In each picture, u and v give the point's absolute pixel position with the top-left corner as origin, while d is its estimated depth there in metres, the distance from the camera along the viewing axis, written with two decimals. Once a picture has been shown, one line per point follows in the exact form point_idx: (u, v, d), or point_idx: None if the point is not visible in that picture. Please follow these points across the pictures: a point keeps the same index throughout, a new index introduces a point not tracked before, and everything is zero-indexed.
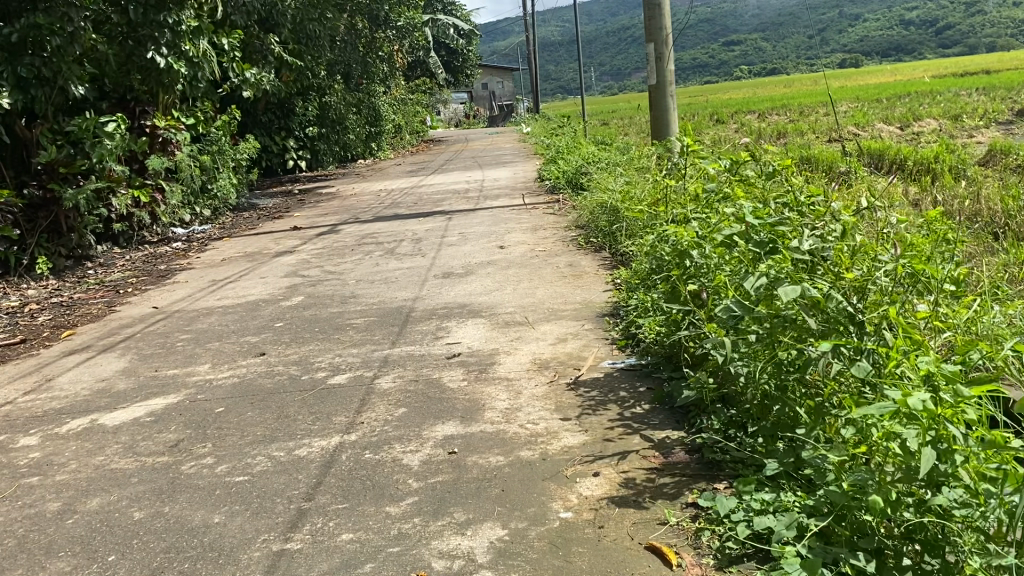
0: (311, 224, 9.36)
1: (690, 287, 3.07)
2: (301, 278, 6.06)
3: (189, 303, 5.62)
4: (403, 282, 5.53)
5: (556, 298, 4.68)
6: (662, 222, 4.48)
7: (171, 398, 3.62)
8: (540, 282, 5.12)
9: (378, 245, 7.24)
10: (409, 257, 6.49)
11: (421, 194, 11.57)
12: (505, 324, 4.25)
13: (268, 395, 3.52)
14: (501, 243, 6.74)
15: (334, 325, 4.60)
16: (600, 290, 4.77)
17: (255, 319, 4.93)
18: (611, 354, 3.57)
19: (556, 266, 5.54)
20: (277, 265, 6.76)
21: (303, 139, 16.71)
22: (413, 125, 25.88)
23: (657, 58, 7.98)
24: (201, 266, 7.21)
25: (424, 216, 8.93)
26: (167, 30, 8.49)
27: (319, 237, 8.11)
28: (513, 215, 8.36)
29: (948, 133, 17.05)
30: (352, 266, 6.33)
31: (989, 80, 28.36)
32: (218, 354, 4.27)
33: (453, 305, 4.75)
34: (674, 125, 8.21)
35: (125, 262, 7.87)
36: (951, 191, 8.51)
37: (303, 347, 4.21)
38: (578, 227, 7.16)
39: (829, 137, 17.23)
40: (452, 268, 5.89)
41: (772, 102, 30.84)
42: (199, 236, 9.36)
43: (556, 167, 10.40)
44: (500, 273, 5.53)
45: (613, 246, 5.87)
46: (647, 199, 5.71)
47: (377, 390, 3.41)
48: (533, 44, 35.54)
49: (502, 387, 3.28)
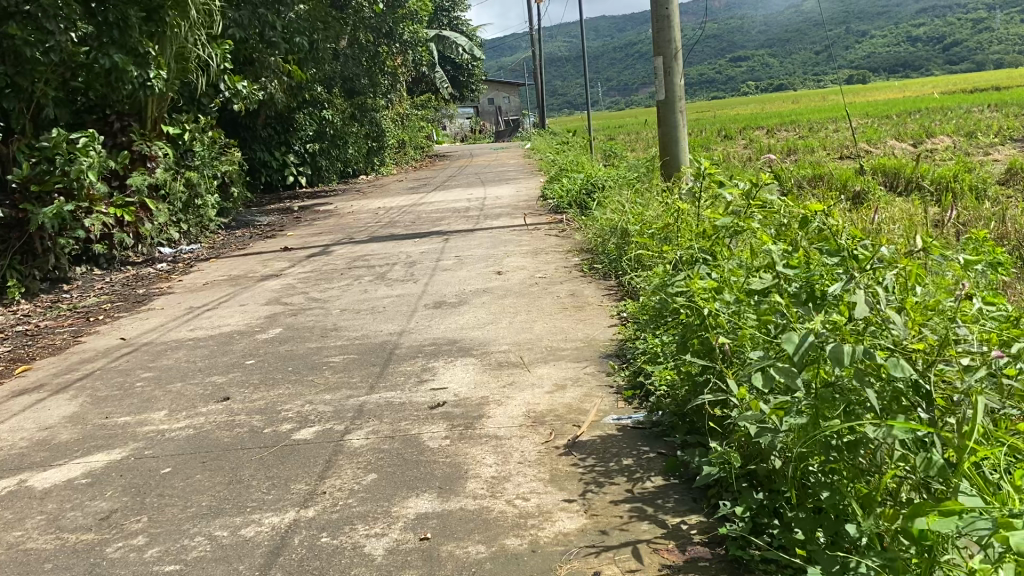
0: (303, 244, 8.95)
1: (714, 340, 2.64)
2: (282, 306, 5.63)
3: (159, 334, 5.20)
4: (391, 313, 5.09)
5: (556, 334, 4.24)
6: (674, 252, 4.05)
7: (115, 455, 3.18)
8: (538, 314, 4.69)
9: (369, 269, 6.82)
10: (400, 283, 6.07)
11: (420, 212, 11.18)
12: (498, 366, 3.81)
13: (222, 454, 3.08)
14: (500, 268, 6.32)
15: (310, 364, 4.16)
16: (605, 325, 4.33)
17: (226, 355, 4.50)
18: (616, 407, 3.12)
19: (557, 296, 5.12)
20: (260, 290, 6.34)
21: (303, 154, 16.34)
22: (418, 141, 25.56)
23: (666, 72, 7.57)
24: (181, 291, 6.79)
25: (421, 237, 8.51)
26: (114, 28, 8.04)
27: (309, 259, 7.69)
28: (514, 236, 7.94)
29: (962, 150, 16.67)
30: (338, 293, 5.90)
31: (1000, 97, 27.96)
32: (178, 398, 3.83)
33: (444, 342, 4.31)
34: (685, 144, 7.79)
35: (103, 285, 7.47)
36: (974, 213, 8.07)
37: (272, 391, 3.77)
38: (582, 251, 6.73)
39: (840, 154, 16.84)
40: (445, 296, 5.46)
41: (781, 117, 30.50)
42: (186, 256, 8.98)
43: (559, 186, 10.00)
44: (495, 303, 5.10)
45: (619, 273, 5.45)
46: (656, 224, 5.29)
47: (346, 449, 2.96)
48: (540, 61, 35.31)
49: (490, 448, 2.83)
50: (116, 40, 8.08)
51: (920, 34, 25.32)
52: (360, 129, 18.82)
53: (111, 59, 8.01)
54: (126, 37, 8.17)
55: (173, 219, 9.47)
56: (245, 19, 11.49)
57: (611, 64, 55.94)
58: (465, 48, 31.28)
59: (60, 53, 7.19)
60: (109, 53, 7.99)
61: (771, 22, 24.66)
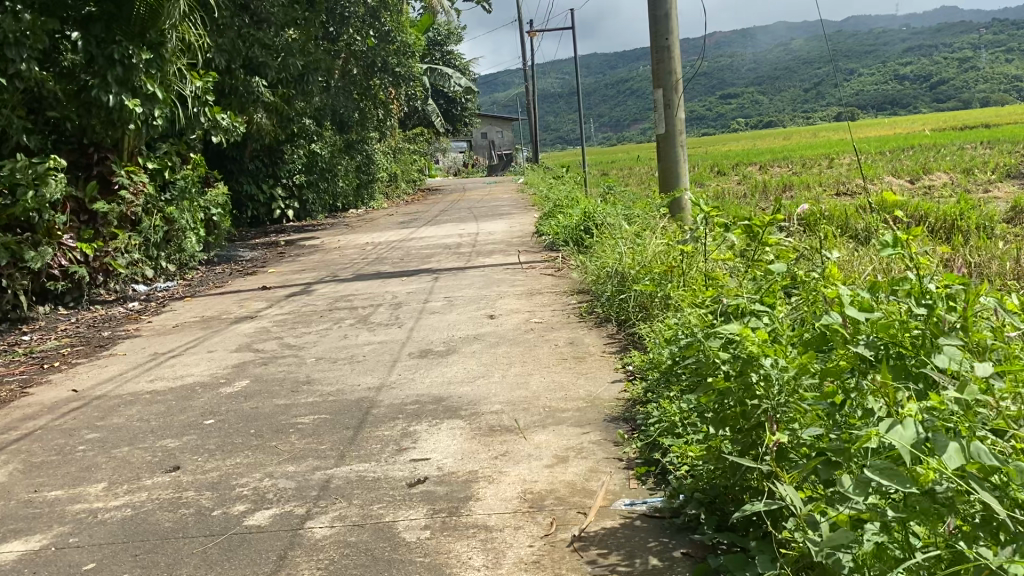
0: (284, 282, 8.48)
1: (761, 415, 2.18)
2: (253, 353, 5.15)
3: (115, 385, 4.71)
4: (371, 363, 4.61)
5: (556, 390, 3.77)
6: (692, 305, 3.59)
7: (32, 544, 2.67)
8: (534, 366, 4.23)
9: (351, 311, 6.34)
10: (383, 327, 5.59)
11: (408, 248, 10.74)
12: (488, 430, 3.32)
13: (159, 545, 2.58)
14: (492, 311, 5.85)
15: (275, 426, 3.66)
16: (609, 380, 3.85)
17: (183, 414, 4.00)
18: (627, 486, 2.66)
19: (554, 344, 4.65)
20: (233, 334, 5.87)
21: (291, 187, 15.93)
22: (409, 175, 25.20)
23: (666, 105, 7.20)
24: (149, 334, 6.30)
25: (408, 275, 8.03)
26: (119, 66, 7.85)
27: (288, 300, 7.20)
28: (507, 275, 7.49)
29: (961, 187, 16.35)
30: (315, 339, 5.42)
31: (993, 134, 27.88)
32: (122, 467, 3.33)
33: (428, 399, 3.83)
34: (686, 180, 7.41)
35: (66, 326, 6.95)
36: (986, 252, 7.67)
37: (229, 460, 3.28)
38: (580, 292, 6.27)
39: (837, 191, 16.52)
40: (432, 343, 4.99)
41: (774, 154, 30.46)
42: (160, 295, 8.51)
43: (554, 222, 9.58)
44: (487, 352, 4.64)
45: (621, 319, 5.00)
46: (662, 267, 4.84)
47: (305, 542, 2.48)
48: (533, 95, 35.15)
49: (478, 544, 2.35)
50: (120, 79, 7.90)
51: (910, 72, 25.33)
52: (350, 162, 18.44)
53: (112, 98, 7.89)
54: (129, 75, 7.98)
55: (149, 254, 9.00)
56: (227, 44, 11.04)
57: (604, 100, 56.05)
58: (459, 84, 31.12)
59: (20, 79, 7.01)
60: (113, 91, 7.87)
61: (762, 59, 24.61)
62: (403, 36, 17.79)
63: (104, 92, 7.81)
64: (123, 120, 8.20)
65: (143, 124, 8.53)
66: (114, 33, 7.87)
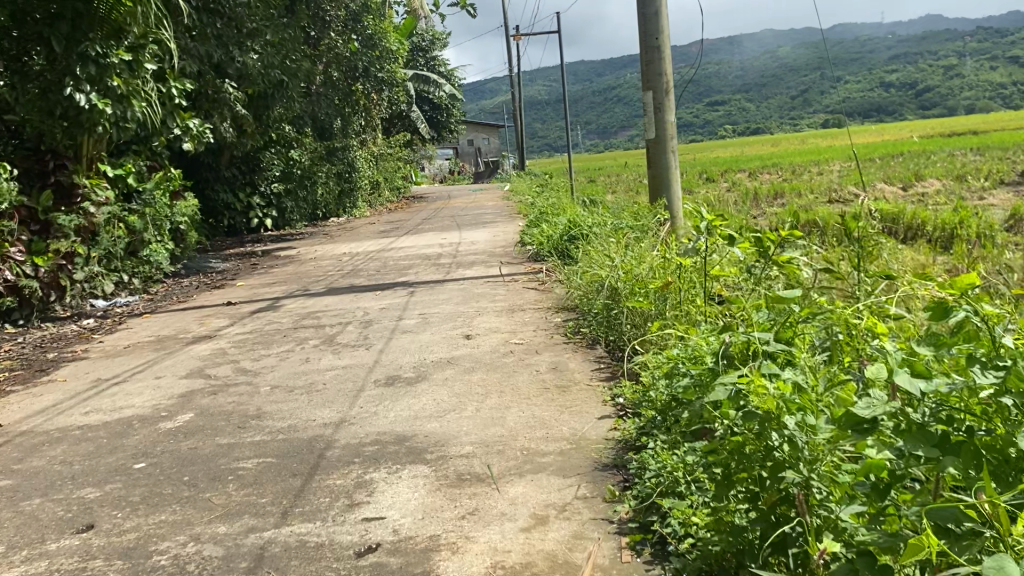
0: (251, 296, 7.98)
1: (794, 496, 1.76)
2: (204, 380, 4.66)
3: (44, 419, 4.19)
4: (332, 393, 4.13)
5: (536, 428, 3.30)
6: (693, 336, 3.13)
7: None
8: (513, 396, 3.76)
9: (317, 330, 5.85)
10: (349, 349, 5.11)
11: (386, 259, 10.25)
12: (455, 480, 2.85)
13: None
14: (468, 330, 5.38)
15: (212, 473, 3.18)
16: (596, 416, 3.37)
17: (112, 455, 3.50)
18: (618, 558, 2.20)
19: (535, 371, 4.18)
20: (187, 357, 5.37)
21: (269, 195, 15.37)
22: (393, 182, 24.69)
23: (656, 108, 6.76)
24: (97, 357, 5.78)
25: (382, 290, 7.54)
26: (92, 64, 7.32)
27: (252, 317, 6.70)
28: (488, 290, 7.02)
29: (955, 194, 16.03)
30: (274, 363, 4.94)
31: (983, 140, 27.69)
32: (27, 525, 2.84)
33: (391, 438, 3.35)
34: (677, 188, 6.95)
35: (10, 346, 6.43)
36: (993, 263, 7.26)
37: (151, 518, 2.79)
38: (565, 309, 5.82)
39: (828, 198, 16.19)
40: (401, 368, 4.50)
41: (762, 160, 30.25)
42: (120, 310, 7.99)
43: (539, 232, 9.11)
44: (462, 379, 4.16)
45: (610, 340, 4.53)
46: (656, 284, 4.37)
47: None
48: (520, 103, 34.70)
49: None
50: (93, 77, 7.36)
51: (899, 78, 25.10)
52: (331, 170, 17.92)
53: (84, 97, 7.36)
54: (103, 72, 7.45)
55: (110, 267, 8.45)
56: (204, 51, 10.59)
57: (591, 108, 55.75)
58: (444, 91, 30.67)
59: None
60: (84, 88, 7.35)
61: None
62: (385, 42, 17.33)
63: (71, 88, 7.23)
64: (93, 122, 7.62)
65: (114, 125, 7.93)
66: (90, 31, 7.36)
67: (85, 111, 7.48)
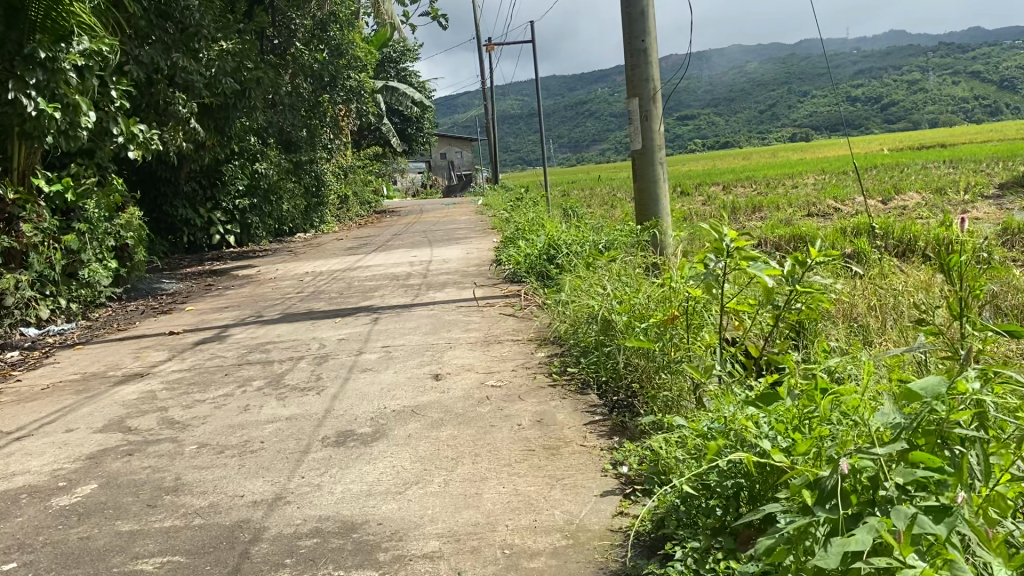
0: (198, 324, 7.18)
1: None
2: (121, 436, 3.88)
3: None
4: (271, 457, 3.38)
5: (520, 512, 2.59)
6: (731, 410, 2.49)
7: None
8: (491, 464, 3.03)
9: (263, 368, 5.08)
10: (298, 394, 4.36)
11: (350, 280, 9.50)
12: None
13: None
14: (438, 368, 4.65)
15: None
16: (596, 493, 2.68)
17: None
18: None
19: (516, 426, 3.47)
20: (110, 402, 4.58)
21: (231, 211, 14.47)
22: (361, 195, 23.87)
23: (643, 117, 6.10)
24: (8, 401, 4.97)
25: (343, 317, 6.77)
26: (40, 68, 6.39)
27: (193, 350, 5.92)
28: (461, 317, 6.30)
29: (938, 207, 15.58)
30: (208, 412, 4.18)
31: (956, 153, 27.49)
32: None
33: (337, 528, 2.62)
34: (666, 203, 6.23)
35: None
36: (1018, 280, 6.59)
37: None
38: (549, 341, 5.11)
39: (809, 211, 15.69)
40: (355, 421, 3.76)
41: (735, 174, 29.89)
42: (50, 340, 7.12)
43: (516, 251, 8.40)
44: (428, 437, 3.43)
45: (608, 389, 3.84)
46: (659, 321, 3.73)
47: None
48: (492, 114, 34.02)
49: None
50: (43, 83, 6.43)
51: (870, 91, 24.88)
52: (297, 184, 17.11)
53: (31, 103, 6.41)
54: (53, 78, 6.53)
55: (43, 291, 7.57)
56: (148, 56, 9.70)
57: None
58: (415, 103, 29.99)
59: None
60: (30, 94, 6.39)
61: None
62: (353, 49, 16.62)
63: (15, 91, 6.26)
64: (42, 131, 6.66)
65: (63, 134, 7.02)
66: (34, 30, 6.37)
67: (31, 120, 6.53)
